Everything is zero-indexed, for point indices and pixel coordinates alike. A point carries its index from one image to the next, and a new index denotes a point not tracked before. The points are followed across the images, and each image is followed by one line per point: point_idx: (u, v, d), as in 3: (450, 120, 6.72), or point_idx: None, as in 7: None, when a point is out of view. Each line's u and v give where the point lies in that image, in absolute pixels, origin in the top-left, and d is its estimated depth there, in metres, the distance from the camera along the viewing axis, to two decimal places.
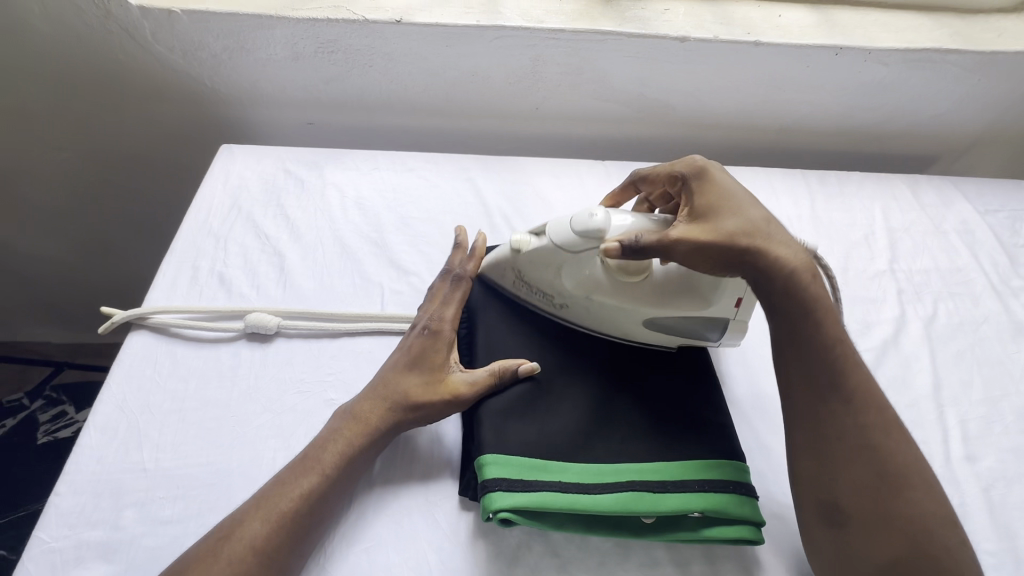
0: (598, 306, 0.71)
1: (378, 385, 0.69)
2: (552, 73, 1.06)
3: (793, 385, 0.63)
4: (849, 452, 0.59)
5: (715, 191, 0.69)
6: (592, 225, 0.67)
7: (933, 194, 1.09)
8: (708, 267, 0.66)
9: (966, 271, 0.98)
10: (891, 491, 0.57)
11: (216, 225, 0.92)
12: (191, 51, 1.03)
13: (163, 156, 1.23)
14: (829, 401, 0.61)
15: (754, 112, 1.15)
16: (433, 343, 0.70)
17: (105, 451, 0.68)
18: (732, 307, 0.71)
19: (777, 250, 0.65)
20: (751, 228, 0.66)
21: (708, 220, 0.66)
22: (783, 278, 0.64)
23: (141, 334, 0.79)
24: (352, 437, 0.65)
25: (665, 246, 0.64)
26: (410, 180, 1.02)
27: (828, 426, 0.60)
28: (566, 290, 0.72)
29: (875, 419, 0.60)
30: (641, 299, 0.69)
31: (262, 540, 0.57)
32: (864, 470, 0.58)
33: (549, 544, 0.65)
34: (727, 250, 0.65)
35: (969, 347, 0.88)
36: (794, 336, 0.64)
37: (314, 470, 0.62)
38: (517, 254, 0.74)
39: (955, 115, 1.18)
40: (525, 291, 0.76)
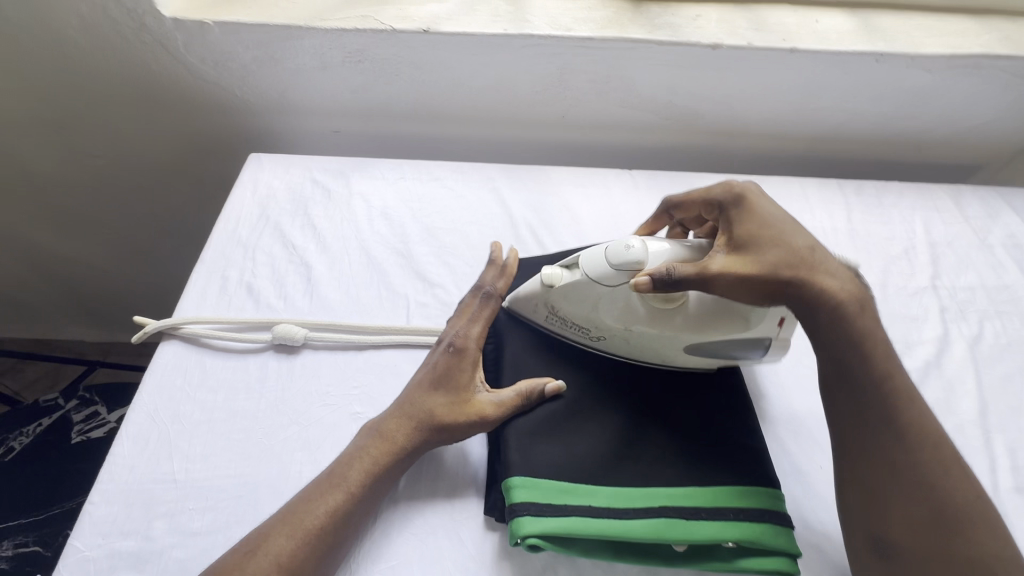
0: (638, 336, 0.69)
1: (404, 403, 0.68)
2: (579, 81, 1.05)
3: (840, 411, 0.62)
4: (903, 486, 0.57)
5: (757, 219, 0.66)
6: (631, 258, 0.65)
7: (978, 206, 1.05)
8: (748, 297, 0.64)
9: (1014, 288, 0.93)
10: (948, 530, 0.55)
11: (245, 235, 0.93)
12: (222, 61, 1.05)
13: (193, 163, 1.25)
14: (879, 435, 0.59)
15: (788, 120, 1.12)
16: (458, 361, 0.69)
17: (137, 461, 0.69)
18: (773, 328, 0.68)
19: (821, 280, 0.62)
20: (795, 258, 0.63)
21: (748, 248, 0.64)
22: (828, 310, 0.62)
23: (172, 344, 0.80)
24: (378, 456, 0.65)
25: (702, 277, 0.63)
26: (435, 190, 1.01)
27: (879, 457, 0.58)
28: (604, 323, 0.70)
29: (932, 454, 0.58)
30: (681, 327, 0.67)
31: (287, 557, 0.57)
32: (920, 506, 0.56)
33: (575, 568, 0.64)
34: (769, 281, 0.62)
35: (1018, 370, 0.84)
36: (842, 367, 0.62)
37: (340, 488, 0.62)
38: (548, 290, 0.71)
39: (1002, 123, 1.13)
40: (559, 326, 0.73)
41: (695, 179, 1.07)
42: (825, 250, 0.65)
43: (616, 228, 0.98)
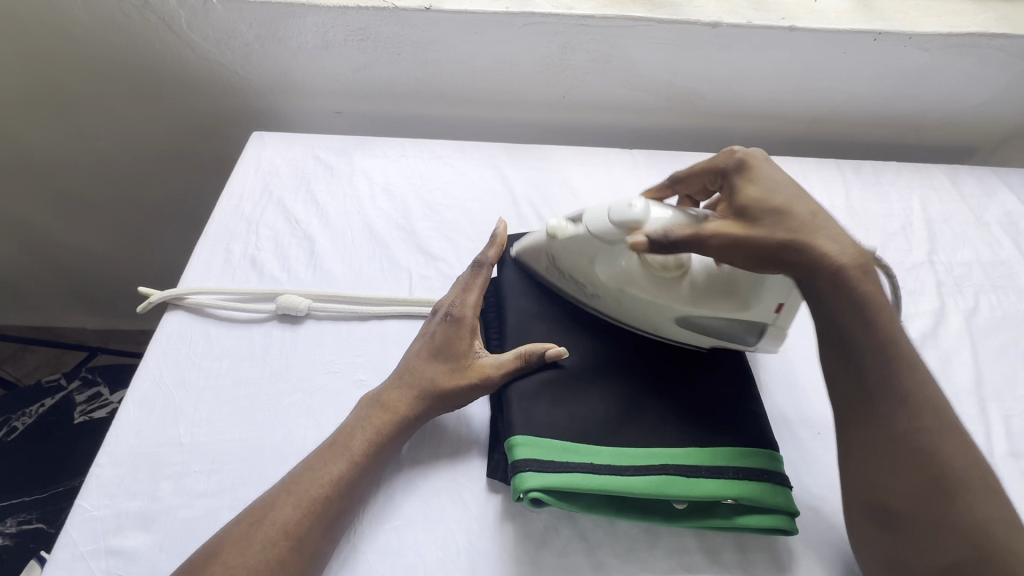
0: (630, 301, 0.70)
1: (404, 373, 0.69)
2: (580, 60, 1.05)
3: (838, 380, 0.61)
4: (900, 456, 0.56)
5: (759, 184, 0.68)
6: (630, 216, 0.65)
7: (975, 185, 1.06)
8: (745, 259, 0.64)
9: (1009, 264, 0.94)
10: (946, 496, 0.54)
11: (249, 210, 0.94)
12: (224, 40, 1.05)
13: (194, 145, 1.25)
14: (873, 401, 0.58)
15: (787, 101, 1.13)
16: (456, 330, 0.70)
17: (143, 426, 0.70)
18: (771, 313, 0.67)
19: (822, 244, 0.62)
20: (794, 224, 0.63)
21: (745, 215, 0.66)
22: (827, 275, 0.61)
23: (177, 314, 0.81)
24: (380, 424, 0.65)
25: (699, 237, 0.64)
26: (437, 167, 1.02)
27: (876, 426, 0.58)
28: (600, 281, 0.71)
29: (931, 420, 0.56)
30: (671, 294, 0.68)
31: (294, 526, 0.57)
32: (918, 478, 0.55)
33: (577, 528, 0.65)
34: (766, 246, 0.63)
35: (1013, 341, 0.85)
36: (839, 335, 0.61)
37: (344, 457, 0.63)
38: (552, 240, 0.73)
39: (998, 104, 1.14)
40: (558, 279, 0.75)
41: (695, 159, 1.08)
42: (828, 217, 0.66)
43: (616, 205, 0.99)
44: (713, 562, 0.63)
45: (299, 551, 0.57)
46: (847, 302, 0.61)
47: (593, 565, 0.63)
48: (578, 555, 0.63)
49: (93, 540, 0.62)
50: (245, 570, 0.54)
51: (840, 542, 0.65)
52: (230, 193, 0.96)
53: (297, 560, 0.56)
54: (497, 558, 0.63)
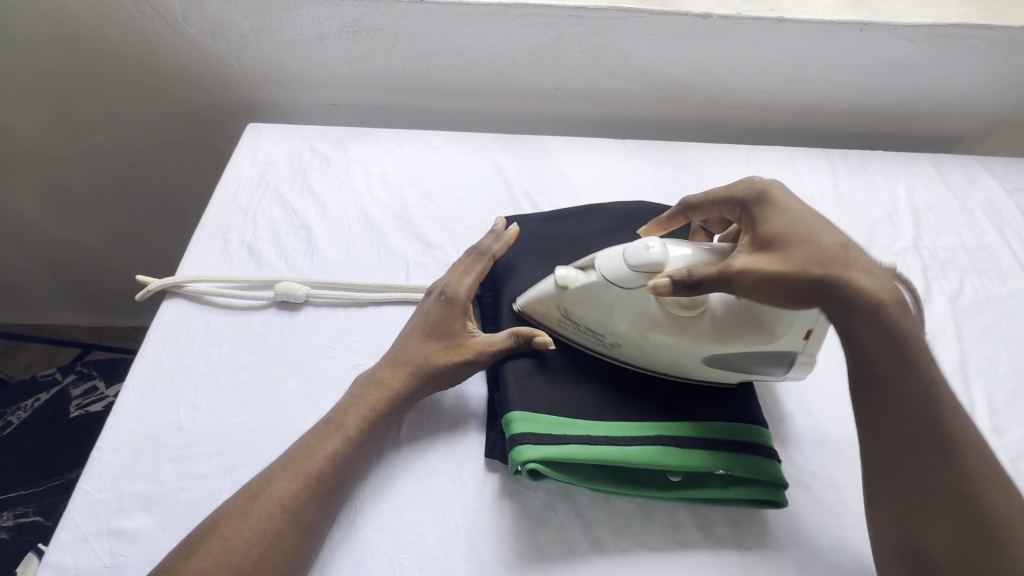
0: (654, 344, 0.65)
1: (398, 351, 0.71)
2: (573, 52, 1.07)
3: (869, 422, 0.59)
4: (937, 503, 0.54)
5: (783, 217, 0.63)
6: (650, 258, 0.61)
7: (959, 172, 1.08)
8: (773, 297, 0.61)
9: (992, 249, 0.97)
10: (992, 547, 0.51)
11: (245, 199, 0.94)
12: (219, 31, 1.06)
13: (187, 138, 1.25)
14: (909, 447, 0.56)
15: (776, 92, 1.15)
16: (449, 309, 0.72)
17: (144, 411, 0.70)
18: (800, 340, 0.65)
19: (855, 277, 0.59)
20: (825, 255, 0.60)
21: (772, 249, 0.61)
22: (865, 309, 0.58)
23: (175, 302, 0.81)
24: (373, 401, 0.67)
25: (724, 273, 0.60)
26: (432, 157, 1.03)
27: (912, 471, 0.55)
28: (620, 329, 0.66)
29: (973, 467, 0.54)
30: (700, 334, 0.63)
31: (290, 499, 0.58)
32: (957, 524, 0.53)
33: (574, 506, 0.66)
34: (802, 281, 0.59)
35: (996, 323, 0.87)
36: (875, 372, 0.59)
37: (338, 433, 0.64)
38: (562, 291, 0.67)
39: (982, 95, 1.17)
40: (574, 330, 0.70)
41: (687, 148, 1.09)
42: (859, 247, 0.62)
43: (610, 193, 1.00)
44: (707, 536, 0.65)
45: (296, 524, 0.58)
46: (881, 342, 0.58)
47: (589, 540, 0.64)
48: (574, 531, 0.65)
49: (96, 521, 0.63)
50: (243, 542, 0.55)
51: (828, 515, 0.67)
52: (227, 183, 0.97)
53: (294, 534, 0.57)
54: (495, 535, 0.64)
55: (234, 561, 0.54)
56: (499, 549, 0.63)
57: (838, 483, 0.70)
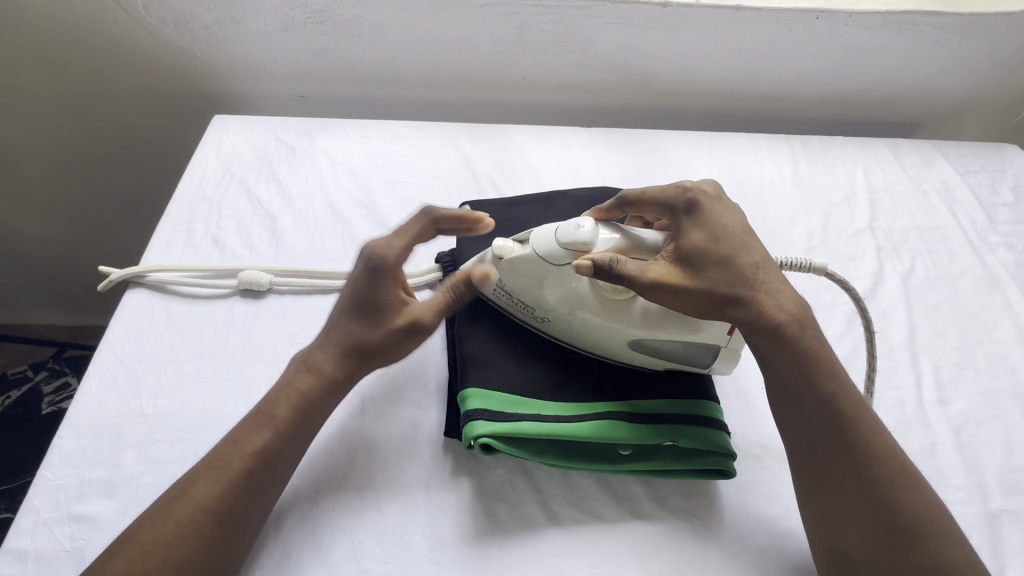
0: (580, 322, 0.68)
1: (330, 333, 0.69)
2: (538, 41, 1.08)
3: (794, 433, 0.63)
4: (856, 507, 0.58)
5: (709, 233, 0.66)
6: (579, 237, 0.63)
7: (915, 156, 1.11)
8: (685, 306, 0.64)
9: (944, 229, 1.00)
10: (903, 547, 0.56)
11: (211, 190, 0.94)
12: (183, 23, 1.06)
13: (154, 132, 1.25)
14: (830, 455, 0.60)
15: (738, 79, 1.17)
16: (378, 280, 0.68)
17: (105, 399, 0.71)
18: (724, 336, 0.67)
19: (765, 299, 0.64)
20: (734, 275, 0.64)
21: (688, 263, 0.64)
22: (767, 329, 0.63)
23: (137, 292, 0.81)
24: (303, 390, 0.65)
25: (642, 273, 0.62)
26: (399, 147, 1.04)
27: (835, 477, 0.60)
28: (547, 303, 0.68)
29: (887, 474, 0.59)
30: (626, 318, 0.66)
31: (213, 500, 0.57)
32: (872, 522, 0.57)
33: (531, 482, 0.68)
34: (711, 297, 0.64)
35: (945, 299, 0.90)
36: (786, 384, 0.63)
37: (269, 425, 0.63)
38: (497, 262, 0.69)
39: (937, 80, 1.20)
40: (507, 301, 0.71)
41: (651, 135, 1.11)
42: (772, 266, 0.67)
43: (574, 180, 1.02)
44: (660, 507, 0.67)
45: (219, 525, 0.57)
46: (793, 357, 0.63)
47: (546, 514, 0.66)
48: (530, 505, 0.66)
49: (57, 507, 0.63)
50: (159, 546, 0.54)
51: (777, 485, 0.70)
52: (193, 173, 0.97)
53: (217, 534, 0.57)
54: (453, 512, 0.65)
55: (155, 565, 0.54)
56: (458, 525, 0.65)
57: None
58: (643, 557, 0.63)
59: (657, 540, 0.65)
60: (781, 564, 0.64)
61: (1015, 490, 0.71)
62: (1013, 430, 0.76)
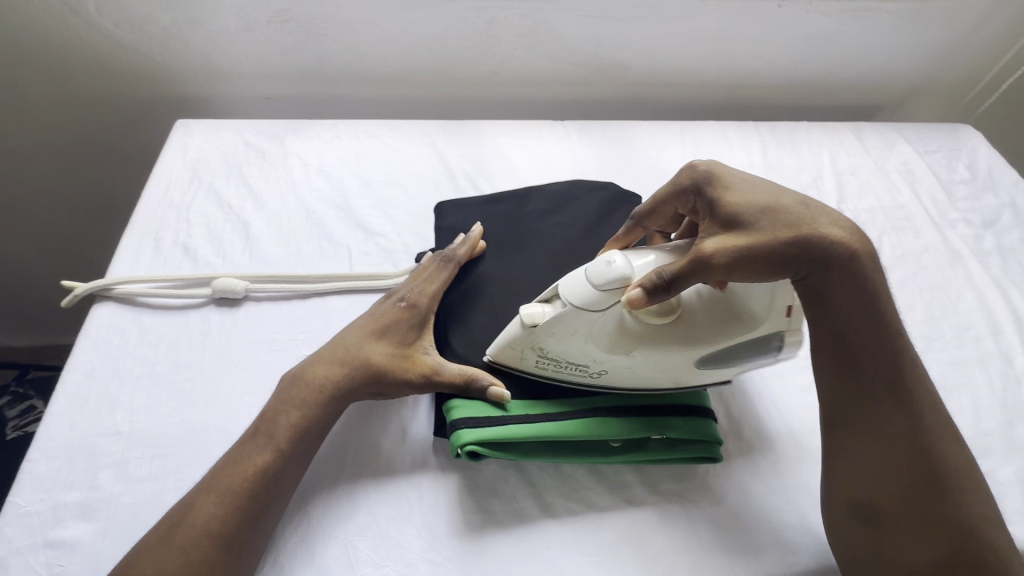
0: (641, 360, 0.65)
1: (340, 348, 0.69)
2: (507, 36, 1.08)
3: (835, 384, 0.63)
4: (895, 454, 0.59)
5: (739, 192, 0.63)
6: (614, 274, 0.61)
7: (877, 138, 1.15)
8: (755, 269, 0.60)
9: (907, 207, 1.04)
10: (936, 495, 0.58)
11: (177, 198, 0.91)
12: (139, 25, 1.02)
13: (113, 140, 1.19)
14: (877, 402, 0.60)
15: (706, 69, 1.19)
16: (406, 315, 0.71)
17: (77, 418, 0.68)
18: (783, 319, 0.65)
19: (824, 233, 0.61)
20: (789, 218, 0.61)
21: (738, 223, 0.61)
22: (834, 270, 0.61)
23: (105, 306, 0.78)
24: (303, 403, 0.64)
25: (700, 260, 0.59)
26: (373, 146, 1.02)
27: (877, 424, 0.60)
28: (601, 354, 0.65)
29: (929, 422, 0.59)
30: (685, 342, 0.64)
31: (217, 523, 0.56)
32: (909, 468, 0.58)
33: (525, 476, 0.68)
34: (773, 248, 0.59)
35: (912, 275, 0.94)
36: (841, 339, 0.62)
37: (269, 445, 0.61)
38: (532, 331, 0.64)
39: (893, 64, 1.25)
40: (553, 368, 0.67)
41: (624, 126, 1.12)
42: (813, 203, 0.64)
43: (551, 174, 1.02)
44: (653, 493, 0.68)
45: (225, 549, 0.56)
46: (851, 300, 0.61)
47: (540, 507, 0.66)
48: (524, 501, 0.66)
49: (31, 534, 0.60)
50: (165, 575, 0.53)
51: (762, 464, 0.71)
52: (158, 182, 0.93)
53: (223, 558, 0.55)
54: (447, 511, 0.65)
55: None
56: (452, 524, 0.64)
57: (772, 434, 0.74)
58: (637, 542, 0.64)
59: (649, 525, 0.66)
60: (771, 540, 0.66)
61: (983, 453, 0.75)
62: (979, 396, 0.80)
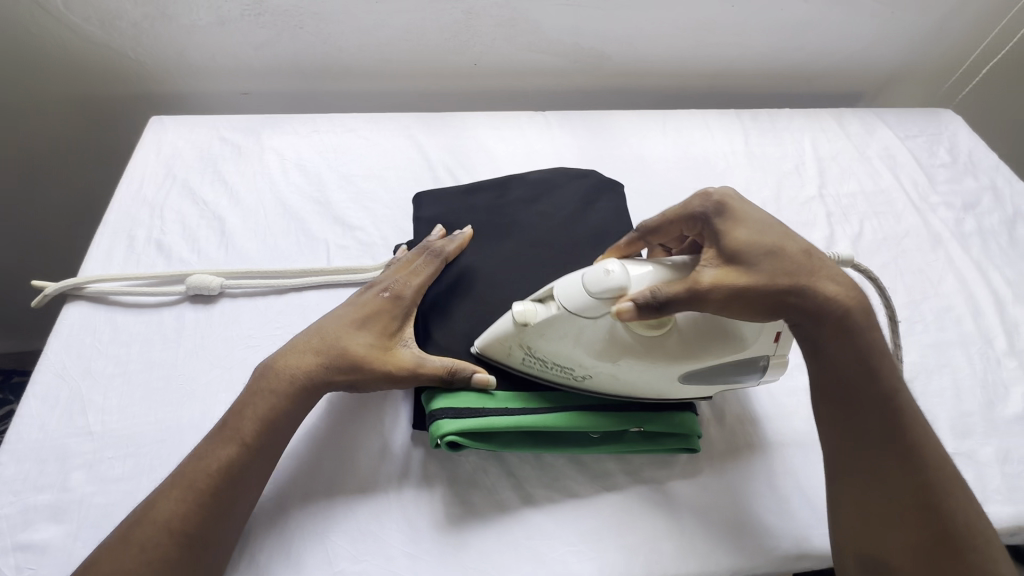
0: (626, 371, 0.63)
1: (317, 338, 0.67)
2: (485, 26, 1.07)
3: (841, 439, 0.61)
4: (902, 510, 0.58)
5: (748, 230, 0.60)
6: (612, 284, 0.59)
7: (858, 124, 1.15)
8: (748, 310, 0.58)
9: (888, 191, 1.04)
10: (945, 551, 0.56)
11: (152, 195, 0.90)
12: (109, 21, 1.00)
13: (87, 139, 1.17)
14: (886, 460, 0.59)
15: (687, 57, 1.18)
16: (389, 307, 0.70)
17: (48, 419, 0.67)
18: (770, 343, 0.64)
19: (825, 284, 0.60)
20: (792, 265, 0.59)
21: (740, 263, 0.58)
22: (832, 320, 0.60)
23: (77, 306, 0.77)
24: (272, 396, 0.63)
25: (694, 292, 0.57)
26: (351, 140, 1.01)
27: (885, 482, 0.59)
28: (587, 360, 0.63)
29: (936, 479, 0.59)
30: (670, 356, 0.62)
31: (179, 521, 0.55)
32: (917, 525, 0.57)
33: (505, 467, 0.67)
34: (772, 292, 0.58)
35: (893, 259, 0.94)
36: (843, 388, 0.61)
37: (234, 441, 0.60)
38: (522, 329, 0.63)
39: (873, 50, 1.25)
40: (538, 367, 0.66)
41: (605, 115, 1.12)
42: (819, 250, 0.62)
43: (531, 164, 1.01)
44: (634, 481, 0.67)
45: (187, 547, 0.55)
46: (851, 355, 0.60)
47: (521, 497, 0.65)
48: (504, 491, 0.66)
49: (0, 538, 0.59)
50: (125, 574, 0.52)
51: (744, 449, 0.71)
52: (131, 179, 0.92)
53: (185, 556, 0.54)
54: (426, 504, 0.64)
55: None
56: (431, 515, 0.63)
57: (753, 418, 0.74)
58: (619, 530, 0.64)
59: (630, 512, 0.65)
60: (753, 525, 0.66)
61: (964, 433, 0.75)
62: (960, 377, 0.80)
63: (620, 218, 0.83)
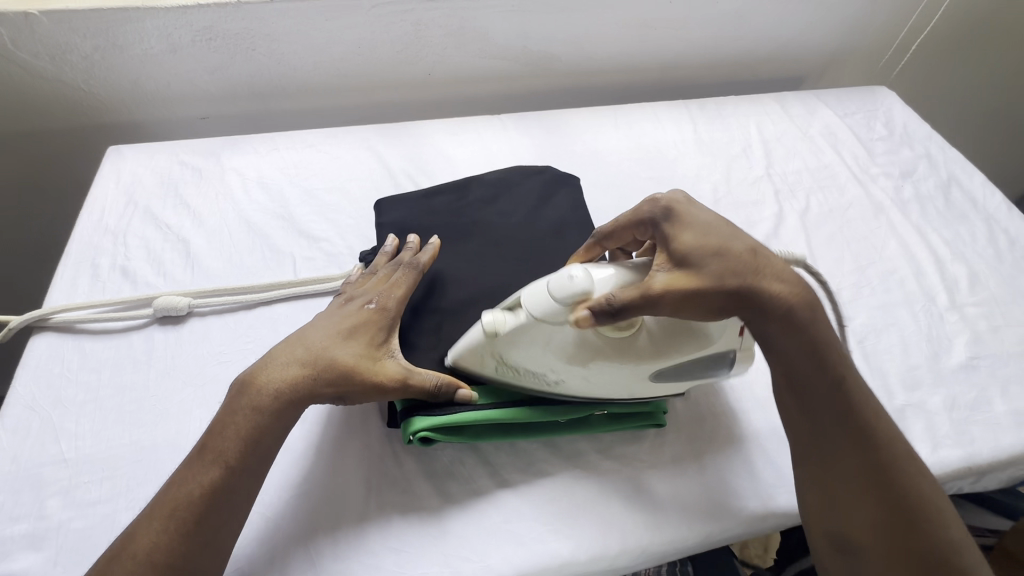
0: (598, 373, 0.64)
1: (303, 352, 0.65)
2: (436, 36, 1.09)
3: (798, 424, 0.65)
4: (859, 487, 0.61)
5: (694, 233, 0.63)
6: (576, 288, 0.58)
7: (800, 105, 1.20)
8: (701, 311, 0.60)
9: (831, 166, 1.09)
10: (906, 524, 0.59)
11: (114, 222, 0.90)
12: (58, 55, 1.00)
13: (45, 175, 1.17)
14: (838, 439, 0.63)
15: (634, 53, 1.23)
16: (374, 319, 0.69)
17: (20, 450, 0.67)
18: (736, 338, 0.65)
19: (773, 281, 0.62)
20: (738, 265, 0.61)
21: (688, 265, 0.61)
22: (780, 315, 0.62)
23: (43, 337, 0.77)
24: (256, 413, 0.61)
25: (646, 297, 0.58)
26: (311, 154, 1.02)
27: (843, 462, 0.62)
28: (558, 365, 0.64)
29: (890, 455, 0.62)
30: (637, 356, 0.63)
31: (160, 553, 0.55)
32: (877, 500, 0.60)
33: (480, 456, 0.69)
34: (723, 293, 0.60)
35: (839, 229, 0.98)
36: (794, 379, 0.65)
37: (216, 462, 0.59)
38: (494, 339, 0.63)
39: (808, 36, 1.31)
40: (511, 375, 0.66)
41: (559, 114, 1.15)
42: (766, 249, 0.65)
43: (490, 165, 1.04)
44: (606, 457, 0.70)
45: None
46: (801, 345, 0.63)
47: (498, 483, 0.67)
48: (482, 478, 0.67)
49: None
50: None
51: (709, 418, 0.74)
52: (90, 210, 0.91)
53: None
54: (405, 500, 0.66)
55: None
56: (410, 512, 0.65)
57: (716, 389, 0.77)
58: (594, 506, 0.66)
59: (604, 488, 0.68)
60: (721, 489, 0.69)
61: (914, 385, 0.79)
62: (907, 333, 0.85)
63: (576, 210, 0.88)
